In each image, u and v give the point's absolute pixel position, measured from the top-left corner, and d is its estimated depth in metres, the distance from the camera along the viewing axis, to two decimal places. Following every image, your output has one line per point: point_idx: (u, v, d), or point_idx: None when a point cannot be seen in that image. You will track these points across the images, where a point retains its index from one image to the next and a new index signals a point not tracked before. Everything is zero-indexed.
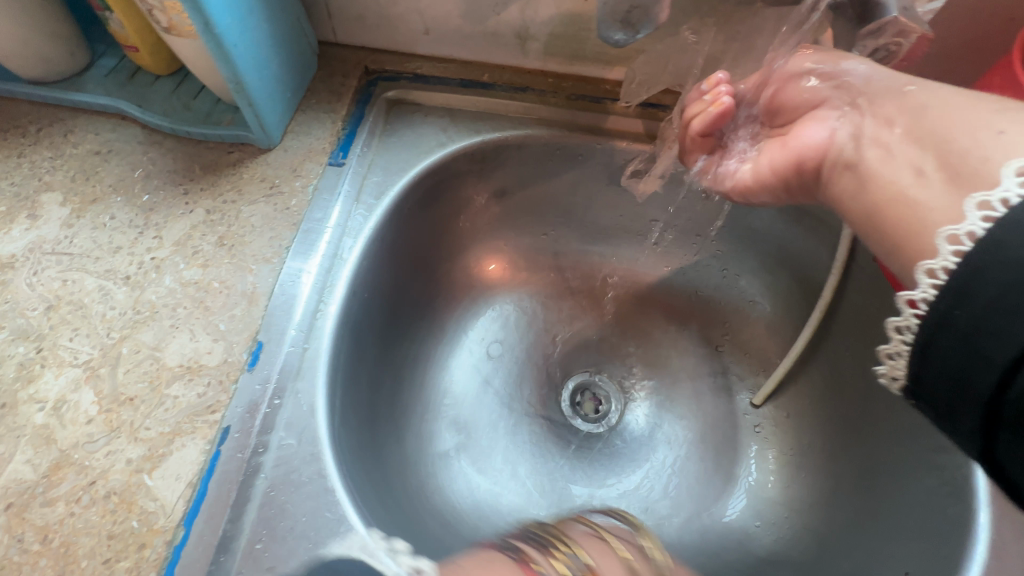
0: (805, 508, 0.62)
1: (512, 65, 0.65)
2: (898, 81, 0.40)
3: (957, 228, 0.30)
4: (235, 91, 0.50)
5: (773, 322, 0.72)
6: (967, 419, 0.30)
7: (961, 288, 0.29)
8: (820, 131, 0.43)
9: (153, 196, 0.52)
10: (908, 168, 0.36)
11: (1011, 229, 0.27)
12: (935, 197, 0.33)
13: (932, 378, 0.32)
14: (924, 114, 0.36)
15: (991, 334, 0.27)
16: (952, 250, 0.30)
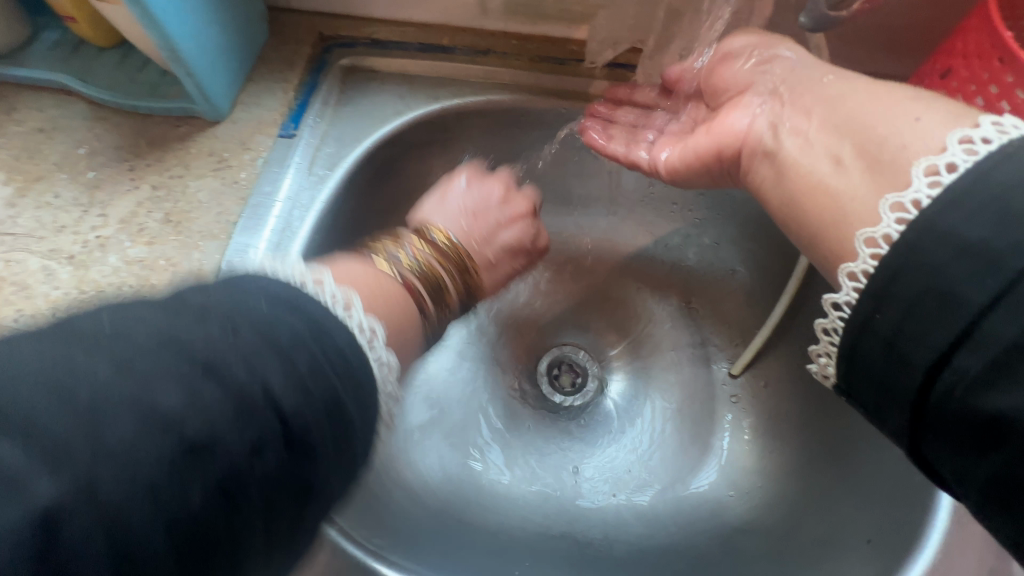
0: (779, 477, 0.61)
1: (472, 27, 0.62)
2: (817, 71, 0.44)
3: (875, 231, 0.33)
4: (171, 60, 0.48)
5: (753, 290, 0.71)
6: (894, 415, 0.33)
7: (880, 291, 0.32)
8: (741, 120, 0.46)
9: (98, 173, 0.51)
10: (826, 158, 0.39)
11: (924, 233, 0.30)
12: (856, 185, 0.36)
13: (857, 378, 0.34)
14: (839, 104, 0.40)
15: (910, 339, 0.30)
16: (870, 252, 0.33)
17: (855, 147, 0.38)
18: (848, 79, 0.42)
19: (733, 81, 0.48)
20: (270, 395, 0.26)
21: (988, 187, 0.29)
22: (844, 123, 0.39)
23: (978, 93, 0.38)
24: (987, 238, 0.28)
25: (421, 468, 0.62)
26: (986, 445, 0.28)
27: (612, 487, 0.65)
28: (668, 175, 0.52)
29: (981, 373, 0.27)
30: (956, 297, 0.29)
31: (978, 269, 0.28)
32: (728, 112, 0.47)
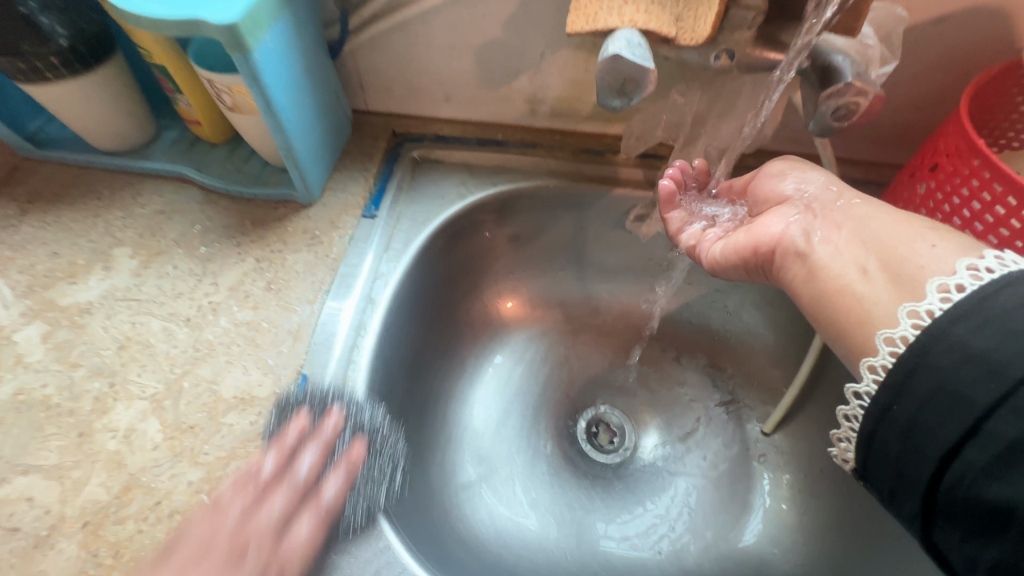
0: (820, 534, 0.64)
1: (522, 124, 0.72)
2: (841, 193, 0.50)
3: (892, 332, 0.39)
4: (285, 156, 0.57)
5: (777, 351, 0.76)
6: (909, 502, 0.37)
7: (898, 387, 0.36)
8: (778, 224, 0.51)
9: (210, 247, 0.59)
10: (853, 266, 0.45)
11: (937, 339, 0.35)
12: (882, 296, 0.42)
13: (878, 463, 0.39)
14: (870, 224, 0.46)
15: (924, 431, 0.35)
16: (889, 350, 0.39)
17: (879, 262, 0.43)
18: (872, 204, 0.48)
19: (775, 190, 0.54)
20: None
21: (989, 310, 0.34)
22: (869, 239, 0.45)
23: (964, 185, 0.46)
24: (992, 350, 0.33)
25: (473, 523, 0.65)
26: (990, 530, 0.32)
27: (656, 544, 0.67)
28: (710, 266, 0.56)
29: (986, 465, 0.32)
30: (966, 398, 0.33)
31: (982, 376, 0.33)
32: (767, 215, 0.52)
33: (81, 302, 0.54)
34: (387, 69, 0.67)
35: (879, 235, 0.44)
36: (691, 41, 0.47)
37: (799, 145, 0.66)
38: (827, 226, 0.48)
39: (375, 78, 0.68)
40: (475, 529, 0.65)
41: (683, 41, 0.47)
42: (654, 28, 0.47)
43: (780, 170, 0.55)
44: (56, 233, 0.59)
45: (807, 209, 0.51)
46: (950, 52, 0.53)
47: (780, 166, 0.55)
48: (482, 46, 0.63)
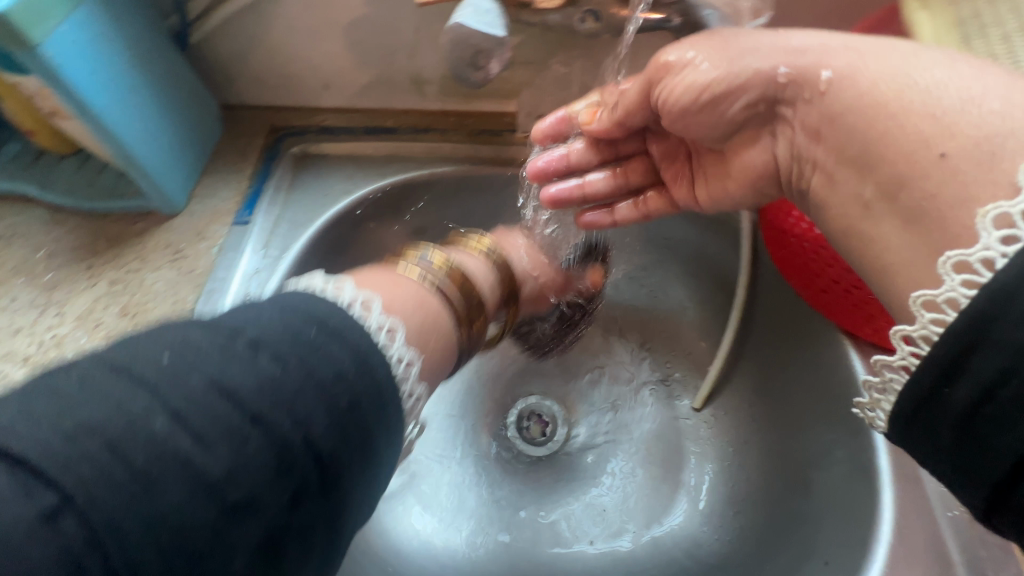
0: (749, 508, 0.62)
1: (413, 108, 0.67)
2: (812, 68, 0.38)
3: (934, 294, 0.30)
4: (126, 165, 0.51)
5: (703, 325, 0.74)
6: (964, 483, 0.30)
7: (950, 370, 0.28)
8: (761, 154, 0.45)
9: (55, 273, 0.52)
10: (854, 198, 0.37)
11: (989, 317, 0.26)
12: (891, 233, 0.34)
13: (922, 437, 0.32)
14: (845, 122, 0.36)
15: (989, 421, 0.28)
16: (931, 317, 0.30)
17: (878, 189, 0.35)
18: (852, 82, 0.36)
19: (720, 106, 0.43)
20: (308, 441, 0.29)
21: None
22: (864, 153, 0.35)
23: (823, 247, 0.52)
24: None
25: (393, 537, 0.62)
26: None
27: (588, 534, 0.66)
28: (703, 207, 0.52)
29: None
30: None
31: None
32: (744, 146, 0.46)
33: None
34: (251, 57, 0.60)
35: (864, 139, 0.35)
36: (549, 3, 0.43)
37: None
38: (813, 144, 0.39)
39: (240, 69, 0.62)
40: (395, 543, 0.62)
41: (541, 3, 0.43)
42: None
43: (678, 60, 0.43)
44: None
45: (782, 121, 0.42)
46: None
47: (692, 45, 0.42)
48: (350, 25, 0.57)
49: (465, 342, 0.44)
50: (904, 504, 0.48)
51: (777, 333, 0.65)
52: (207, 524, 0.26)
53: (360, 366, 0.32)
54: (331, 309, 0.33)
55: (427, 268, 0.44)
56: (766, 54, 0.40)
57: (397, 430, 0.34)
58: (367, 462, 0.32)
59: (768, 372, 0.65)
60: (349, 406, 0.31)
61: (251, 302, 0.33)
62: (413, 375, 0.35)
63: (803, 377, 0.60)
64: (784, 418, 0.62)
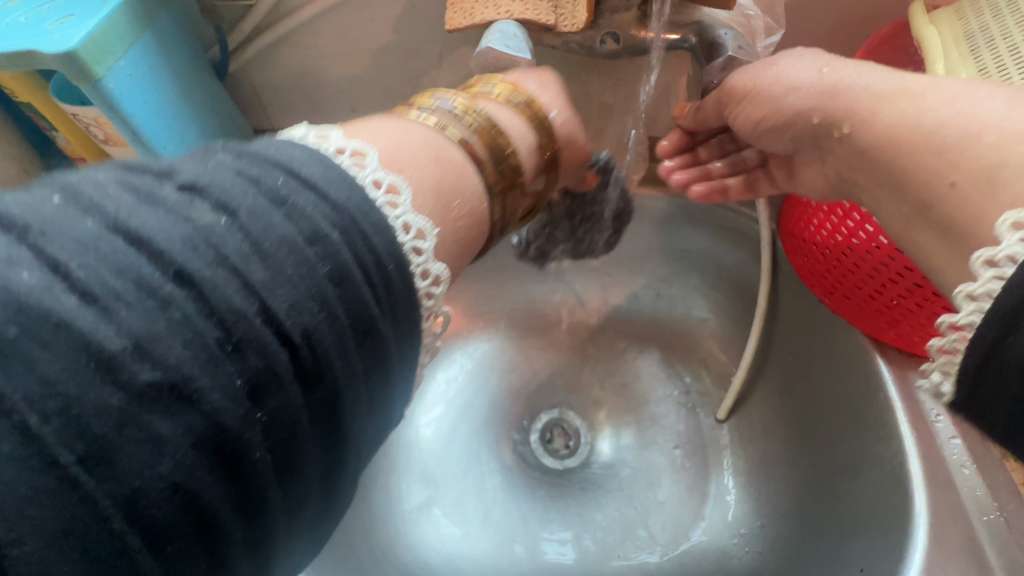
0: (778, 520, 0.61)
1: None
2: (889, 87, 0.37)
3: (993, 252, 0.28)
4: None
5: (725, 335, 0.75)
6: None
7: (1011, 314, 0.26)
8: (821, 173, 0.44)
9: None
10: (899, 216, 0.36)
11: None
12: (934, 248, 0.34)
13: (981, 403, 0.29)
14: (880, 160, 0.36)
15: None
16: (993, 272, 0.28)
17: (913, 207, 0.35)
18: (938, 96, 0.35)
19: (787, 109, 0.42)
20: (268, 313, 0.24)
21: None
22: (895, 179, 0.35)
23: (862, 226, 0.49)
24: None
25: (421, 550, 0.63)
26: None
27: (614, 545, 0.66)
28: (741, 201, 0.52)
29: None
30: None
31: None
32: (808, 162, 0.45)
33: None
34: (283, 85, 0.64)
35: (895, 162, 0.35)
36: (572, 26, 0.45)
37: None
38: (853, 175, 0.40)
39: (272, 95, 0.65)
40: (423, 556, 0.63)
41: (564, 27, 0.45)
42: (531, 17, 0.45)
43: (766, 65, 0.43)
44: None
45: (828, 148, 0.41)
46: (849, 15, 0.53)
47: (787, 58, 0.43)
48: (378, 52, 0.60)
49: (499, 210, 0.41)
50: (938, 512, 0.47)
51: (801, 342, 0.65)
52: (115, 407, 0.20)
53: (341, 220, 0.27)
54: (306, 163, 0.29)
55: (447, 115, 0.40)
56: (849, 75, 0.39)
57: (407, 313, 0.31)
58: (371, 340, 0.29)
59: (789, 381, 0.66)
60: (332, 274, 0.26)
61: (205, 150, 0.29)
62: (425, 258, 0.32)
63: (826, 383, 0.61)
64: (809, 427, 0.62)
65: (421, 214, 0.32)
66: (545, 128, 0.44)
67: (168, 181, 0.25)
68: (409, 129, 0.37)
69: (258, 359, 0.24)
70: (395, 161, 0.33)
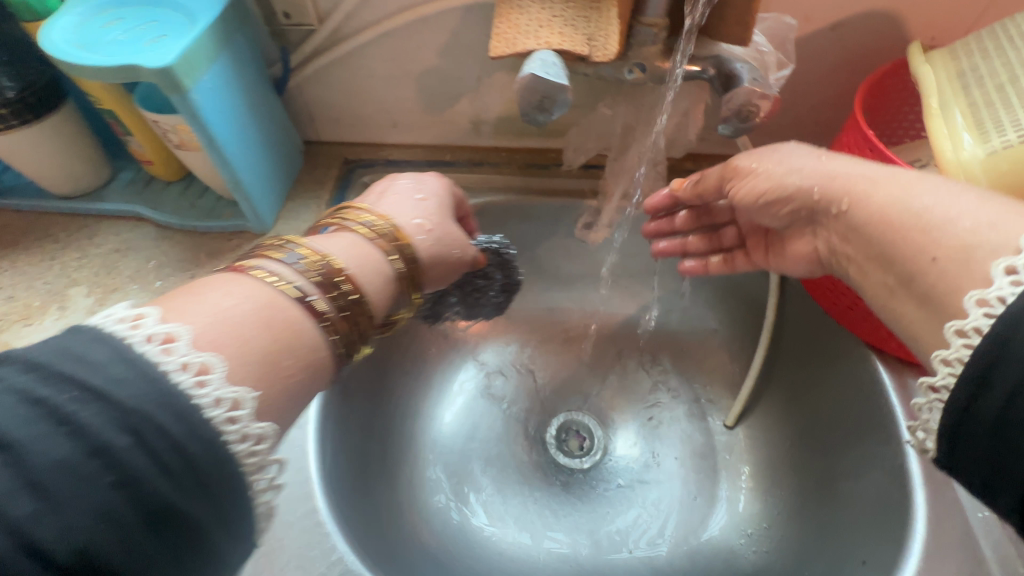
0: (782, 519, 0.64)
1: (468, 145, 0.76)
2: (847, 185, 0.45)
3: (962, 323, 0.33)
4: (233, 189, 0.60)
5: (733, 346, 0.79)
6: (1005, 497, 0.31)
7: (977, 380, 0.31)
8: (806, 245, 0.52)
9: (164, 281, 0.61)
10: (882, 285, 0.42)
11: (1013, 329, 0.30)
12: (914, 314, 0.40)
13: (962, 457, 0.33)
14: (867, 237, 0.43)
15: (1016, 425, 0.29)
16: (962, 341, 0.33)
17: (898, 279, 0.40)
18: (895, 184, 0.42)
19: (769, 195, 0.51)
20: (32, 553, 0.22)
21: None
22: (878, 254, 0.42)
23: None
24: None
25: (444, 537, 0.66)
26: None
27: (626, 542, 0.68)
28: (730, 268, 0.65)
29: None
30: None
31: None
32: (795, 236, 0.53)
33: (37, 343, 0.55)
34: (333, 101, 0.70)
35: (881, 243, 0.41)
36: (604, 57, 0.50)
37: (730, 148, 0.70)
38: (846, 244, 0.46)
39: (322, 110, 0.71)
40: (444, 543, 0.65)
41: (597, 57, 0.51)
42: (568, 48, 0.50)
43: (751, 161, 0.52)
44: (13, 278, 0.61)
45: (822, 225, 0.49)
46: (852, 53, 0.59)
47: (762, 154, 0.52)
48: (422, 74, 0.66)
49: (352, 341, 0.38)
50: (936, 507, 0.50)
51: (805, 352, 0.69)
52: None
53: (128, 421, 0.25)
54: (106, 366, 0.26)
55: (289, 270, 0.36)
56: (810, 173, 0.48)
57: (204, 492, 0.27)
58: (168, 532, 0.26)
59: (794, 389, 0.69)
60: (117, 483, 0.24)
61: (76, 331, 0.27)
62: (242, 424, 0.29)
63: (829, 390, 0.65)
64: (813, 432, 0.65)
65: (238, 382, 0.30)
66: (403, 254, 0.43)
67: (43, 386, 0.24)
68: (359, 223, 0.43)
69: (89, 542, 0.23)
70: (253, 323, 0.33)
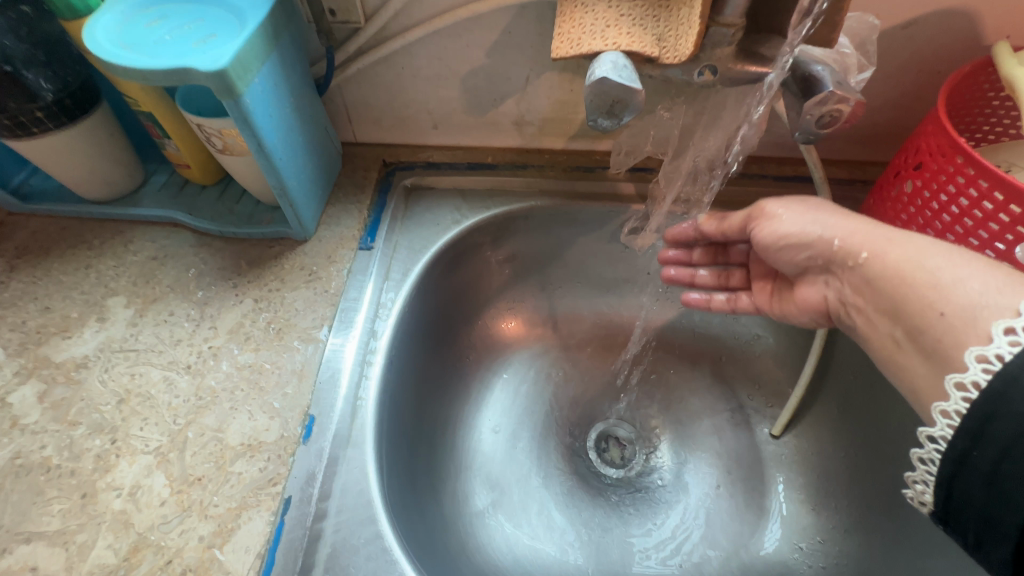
0: (839, 534, 0.63)
1: (510, 147, 0.73)
2: (864, 238, 0.43)
3: (962, 376, 0.33)
4: (279, 195, 0.57)
5: (779, 353, 0.77)
6: (998, 551, 0.30)
7: (976, 430, 0.31)
8: (814, 293, 0.50)
9: (206, 291, 0.58)
10: (888, 336, 0.41)
11: (1012, 382, 0.29)
12: (918, 368, 0.38)
13: (959, 507, 0.33)
14: (879, 288, 0.41)
15: (1012, 478, 0.29)
16: (961, 395, 0.32)
17: (906, 332, 0.39)
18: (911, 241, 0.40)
19: (785, 234, 0.50)
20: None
21: None
22: (890, 306, 0.40)
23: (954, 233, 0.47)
24: None
25: (491, 552, 0.64)
26: None
27: (677, 555, 0.67)
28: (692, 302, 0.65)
29: None
30: None
31: None
32: (804, 284, 0.52)
33: (77, 356, 0.53)
34: (374, 101, 0.67)
35: (891, 295, 0.40)
36: (674, 59, 0.48)
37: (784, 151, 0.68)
38: (859, 297, 0.44)
39: (362, 111, 0.68)
40: (493, 557, 0.63)
41: (666, 59, 0.48)
42: (637, 49, 0.48)
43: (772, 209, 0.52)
44: (48, 287, 0.58)
45: (834, 276, 0.47)
46: (923, 53, 0.56)
47: (782, 202, 0.51)
48: (468, 73, 0.64)
49: None
50: None
51: (863, 363, 0.67)
52: None
53: None
54: None
55: None
56: (831, 224, 0.47)
57: None
58: None
59: (850, 399, 0.68)
60: None
61: None
62: None
63: (890, 404, 0.63)
64: (872, 444, 0.64)
65: None
66: None
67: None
68: None
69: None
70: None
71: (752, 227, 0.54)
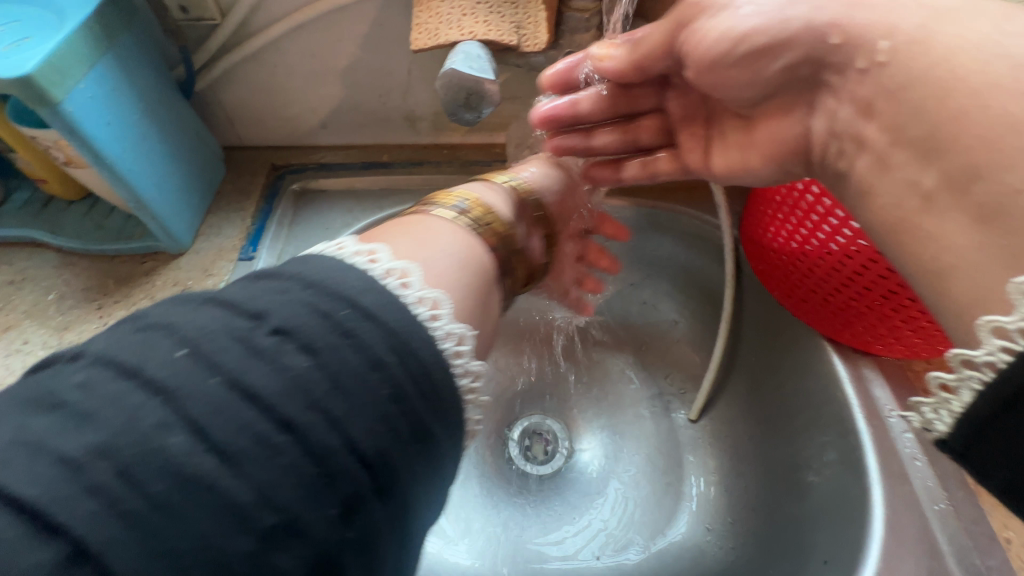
0: (744, 515, 0.64)
1: (406, 143, 0.70)
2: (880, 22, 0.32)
3: (971, 350, 0.26)
4: (137, 209, 0.54)
5: (694, 338, 0.77)
6: None
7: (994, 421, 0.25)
8: (797, 126, 0.40)
9: (66, 314, 0.55)
10: (910, 188, 0.31)
11: None
12: (953, 228, 0.28)
13: None
14: (904, 96, 0.30)
15: None
16: (964, 367, 0.26)
17: (942, 178, 0.29)
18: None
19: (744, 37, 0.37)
20: (354, 446, 0.24)
21: None
22: (921, 140, 0.30)
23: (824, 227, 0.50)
24: None
25: None
26: None
27: (594, 549, 0.67)
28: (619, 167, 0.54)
29: None
30: None
31: None
32: (773, 117, 0.41)
33: None
34: (252, 102, 0.63)
35: (926, 119, 0.29)
36: (534, 47, 0.46)
37: None
38: (863, 120, 0.33)
39: (241, 112, 0.65)
40: None
41: (527, 47, 0.46)
42: (494, 38, 0.46)
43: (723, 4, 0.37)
44: None
45: (823, 89, 0.36)
46: None
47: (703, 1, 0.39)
48: (347, 69, 0.61)
49: None
50: (895, 502, 0.50)
51: (763, 342, 0.67)
52: None
53: None
54: None
55: None
56: (819, 1, 0.34)
57: None
58: None
59: (757, 381, 0.68)
60: None
61: None
62: None
63: (789, 381, 0.63)
64: (776, 424, 0.64)
65: None
66: None
67: (327, 297, 0.27)
68: None
69: (104, 538, 0.19)
70: (434, 268, 0.33)
71: (682, 41, 0.41)
